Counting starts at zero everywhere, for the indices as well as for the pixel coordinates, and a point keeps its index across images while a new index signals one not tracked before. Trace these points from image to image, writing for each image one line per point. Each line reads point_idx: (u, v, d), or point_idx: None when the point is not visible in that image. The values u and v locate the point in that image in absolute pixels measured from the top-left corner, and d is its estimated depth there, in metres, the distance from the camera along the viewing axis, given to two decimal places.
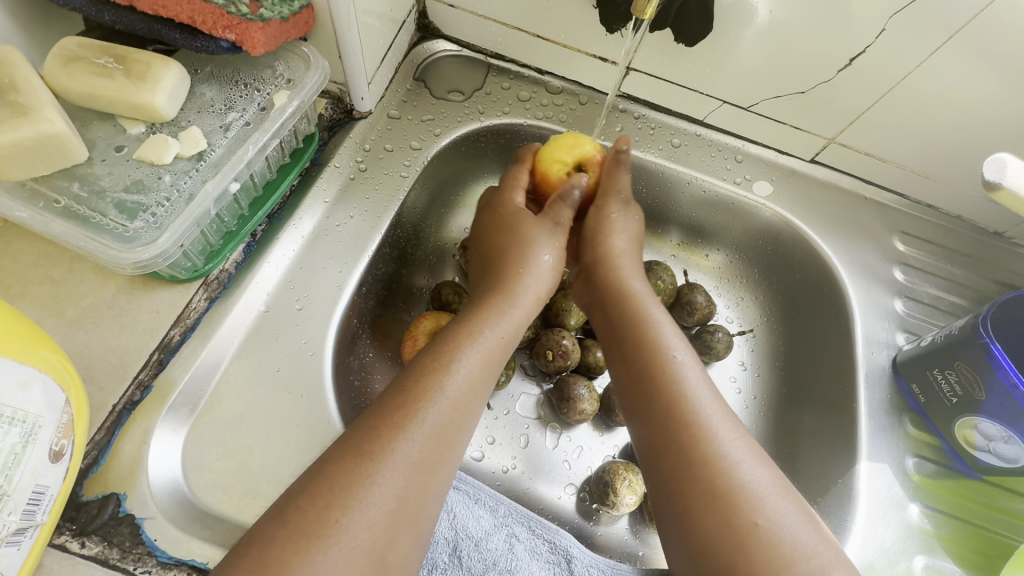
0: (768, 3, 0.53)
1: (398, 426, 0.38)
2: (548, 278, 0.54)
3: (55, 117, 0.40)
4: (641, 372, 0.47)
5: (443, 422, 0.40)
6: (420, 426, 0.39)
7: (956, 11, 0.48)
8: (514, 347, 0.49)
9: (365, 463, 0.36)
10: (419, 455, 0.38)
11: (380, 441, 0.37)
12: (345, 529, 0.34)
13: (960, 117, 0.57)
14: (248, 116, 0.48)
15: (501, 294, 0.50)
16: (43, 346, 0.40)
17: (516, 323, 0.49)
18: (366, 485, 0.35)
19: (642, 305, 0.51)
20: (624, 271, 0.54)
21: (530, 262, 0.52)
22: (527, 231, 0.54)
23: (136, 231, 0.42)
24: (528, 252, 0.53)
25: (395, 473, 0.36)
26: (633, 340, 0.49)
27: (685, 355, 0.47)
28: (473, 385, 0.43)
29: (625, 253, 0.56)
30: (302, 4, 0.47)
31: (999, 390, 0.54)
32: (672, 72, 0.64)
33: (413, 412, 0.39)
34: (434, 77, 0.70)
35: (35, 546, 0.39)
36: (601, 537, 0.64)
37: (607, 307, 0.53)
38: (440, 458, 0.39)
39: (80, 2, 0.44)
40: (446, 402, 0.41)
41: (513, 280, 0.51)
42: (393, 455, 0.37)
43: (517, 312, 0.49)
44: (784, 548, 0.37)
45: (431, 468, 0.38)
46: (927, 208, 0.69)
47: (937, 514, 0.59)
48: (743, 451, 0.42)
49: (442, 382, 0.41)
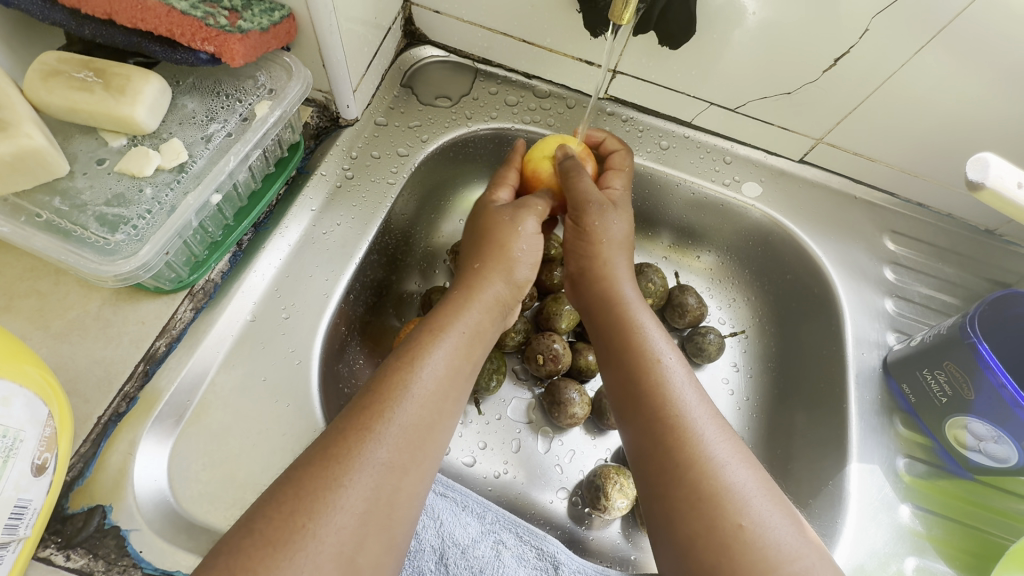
0: (752, 5, 0.53)
1: (364, 429, 0.38)
2: (515, 279, 0.52)
3: (34, 132, 0.40)
4: (629, 376, 0.47)
5: (411, 422, 0.40)
6: (386, 427, 0.39)
7: (938, 12, 0.48)
8: (484, 346, 0.49)
9: (334, 467, 0.36)
10: (388, 455, 0.38)
11: (350, 444, 0.37)
12: (314, 534, 0.33)
13: (946, 116, 0.57)
14: (230, 127, 0.48)
15: (469, 294, 0.50)
16: (25, 360, 0.40)
17: (486, 321, 0.49)
18: (336, 489, 0.35)
19: (632, 310, 0.51)
20: (614, 272, 0.54)
21: (493, 262, 0.52)
22: (501, 237, 0.53)
23: (117, 244, 0.42)
24: (496, 254, 0.52)
25: (365, 476, 0.36)
26: (622, 344, 0.49)
27: (674, 358, 0.48)
28: (441, 386, 0.43)
29: (613, 248, 0.55)
30: (283, 15, 0.48)
31: (987, 390, 0.54)
32: (658, 74, 0.64)
33: (379, 413, 0.39)
34: (421, 83, 0.70)
35: (18, 560, 0.39)
36: (593, 541, 0.63)
37: (597, 311, 0.53)
38: (412, 459, 0.39)
39: (60, 16, 0.44)
40: (413, 403, 0.41)
41: (478, 280, 0.51)
42: (363, 458, 0.37)
43: (485, 309, 0.49)
44: (769, 550, 0.37)
45: (403, 468, 0.38)
46: (918, 207, 0.69)
47: (929, 515, 0.59)
48: (729, 453, 0.42)
49: (407, 382, 0.41)
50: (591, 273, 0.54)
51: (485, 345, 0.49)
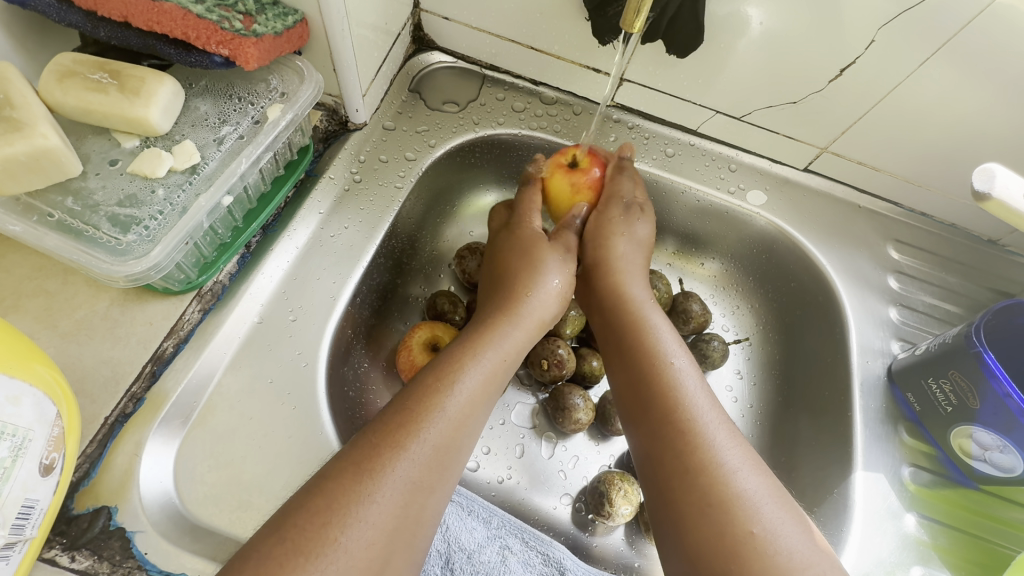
0: (759, 15, 0.54)
1: (400, 445, 0.38)
2: (556, 296, 0.54)
3: (49, 132, 0.41)
4: (642, 379, 0.47)
5: (444, 441, 0.40)
6: (421, 445, 0.39)
7: (945, 24, 0.49)
8: (514, 367, 0.49)
9: (365, 482, 0.36)
10: (419, 474, 0.38)
11: (383, 458, 0.37)
12: (343, 547, 0.33)
13: (949, 128, 0.57)
14: (242, 130, 0.49)
15: (504, 313, 0.51)
16: (34, 359, 0.40)
17: (518, 344, 0.50)
18: (364, 503, 0.35)
19: (645, 311, 0.53)
20: (626, 273, 0.56)
21: (537, 283, 0.53)
22: (539, 255, 0.55)
23: (129, 244, 0.43)
24: (538, 276, 0.53)
25: (396, 492, 0.37)
26: (633, 350, 0.50)
27: (685, 364, 0.48)
28: (475, 404, 0.43)
29: (628, 255, 0.57)
30: (296, 19, 0.49)
31: (993, 399, 0.54)
32: (663, 82, 0.64)
33: (416, 430, 0.39)
34: (429, 88, 0.70)
35: (24, 561, 0.39)
36: (597, 548, 0.63)
37: (609, 314, 0.54)
38: (440, 477, 0.39)
39: (76, 18, 0.44)
40: (447, 421, 0.41)
41: (520, 302, 0.52)
42: (393, 473, 0.37)
43: (518, 333, 0.50)
44: (780, 557, 0.37)
45: (431, 486, 0.38)
46: (921, 216, 0.69)
47: (933, 525, 0.59)
48: (740, 460, 0.42)
49: (443, 402, 0.42)
50: (602, 278, 0.56)
51: (517, 363, 0.50)
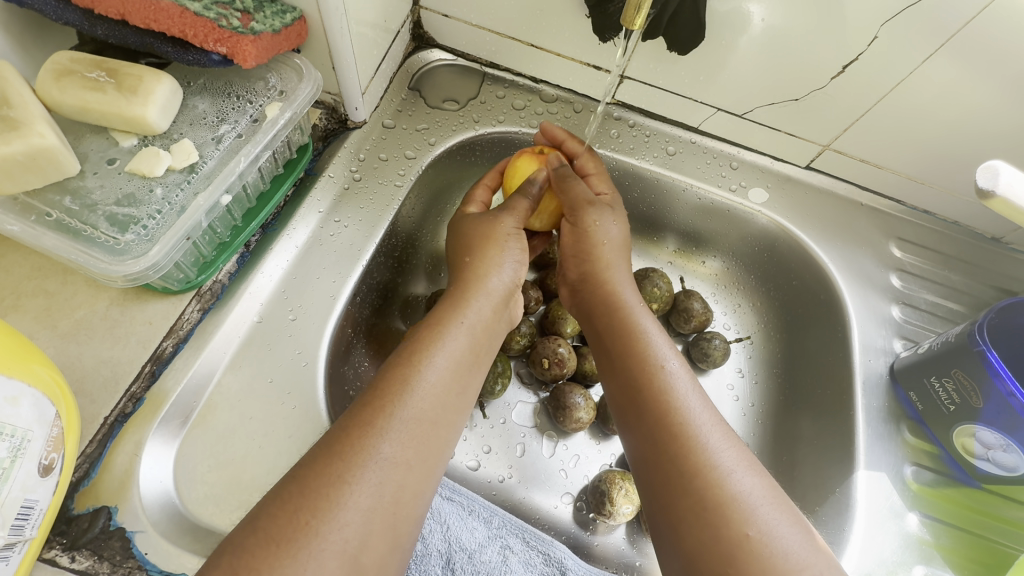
0: (761, 11, 0.53)
1: (370, 426, 0.38)
2: (512, 279, 0.53)
3: (46, 131, 0.40)
4: (633, 383, 0.46)
5: (416, 418, 0.40)
6: (389, 423, 0.39)
7: (949, 19, 0.48)
8: (488, 342, 0.49)
9: (337, 465, 0.36)
10: (393, 452, 0.38)
11: (355, 441, 0.37)
12: (318, 532, 0.33)
13: (954, 124, 0.56)
14: (240, 128, 0.48)
15: (470, 288, 0.50)
16: (33, 360, 0.40)
17: (489, 318, 0.49)
18: (340, 486, 0.35)
19: (636, 313, 0.51)
20: (616, 275, 0.54)
21: (493, 260, 0.52)
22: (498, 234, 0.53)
23: (127, 244, 0.42)
24: (497, 248, 0.53)
25: (371, 473, 0.36)
26: (621, 349, 0.49)
27: (677, 364, 0.47)
28: (445, 381, 0.43)
29: (613, 260, 0.55)
30: (294, 16, 0.48)
31: (996, 398, 0.54)
32: (665, 80, 0.64)
33: (385, 410, 0.39)
34: (429, 86, 0.70)
35: (24, 561, 0.39)
36: (598, 547, 0.63)
37: (600, 314, 0.53)
38: (416, 455, 0.39)
39: (73, 17, 0.44)
40: (416, 399, 0.41)
41: (484, 272, 0.51)
42: (368, 455, 0.37)
43: (488, 305, 0.50)
44: (777, 559, 0.36)
45: (407, 465, 0.38)
46: (924, 214, 0.69)
47: (936, 524, 0.58)
48: (735, 461, 0.41)
49: (413, 380, 0.41)
50: (593, 281, 0.54)
51: (490, 340, 0.49)
